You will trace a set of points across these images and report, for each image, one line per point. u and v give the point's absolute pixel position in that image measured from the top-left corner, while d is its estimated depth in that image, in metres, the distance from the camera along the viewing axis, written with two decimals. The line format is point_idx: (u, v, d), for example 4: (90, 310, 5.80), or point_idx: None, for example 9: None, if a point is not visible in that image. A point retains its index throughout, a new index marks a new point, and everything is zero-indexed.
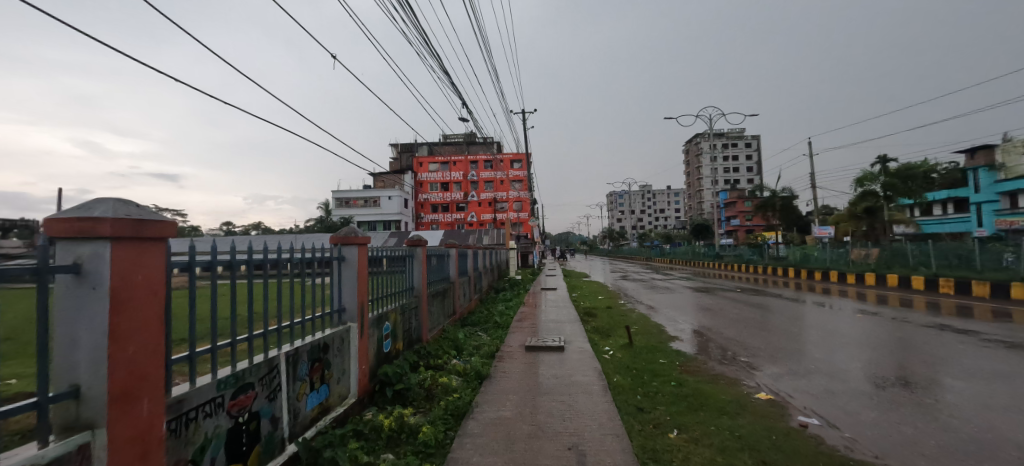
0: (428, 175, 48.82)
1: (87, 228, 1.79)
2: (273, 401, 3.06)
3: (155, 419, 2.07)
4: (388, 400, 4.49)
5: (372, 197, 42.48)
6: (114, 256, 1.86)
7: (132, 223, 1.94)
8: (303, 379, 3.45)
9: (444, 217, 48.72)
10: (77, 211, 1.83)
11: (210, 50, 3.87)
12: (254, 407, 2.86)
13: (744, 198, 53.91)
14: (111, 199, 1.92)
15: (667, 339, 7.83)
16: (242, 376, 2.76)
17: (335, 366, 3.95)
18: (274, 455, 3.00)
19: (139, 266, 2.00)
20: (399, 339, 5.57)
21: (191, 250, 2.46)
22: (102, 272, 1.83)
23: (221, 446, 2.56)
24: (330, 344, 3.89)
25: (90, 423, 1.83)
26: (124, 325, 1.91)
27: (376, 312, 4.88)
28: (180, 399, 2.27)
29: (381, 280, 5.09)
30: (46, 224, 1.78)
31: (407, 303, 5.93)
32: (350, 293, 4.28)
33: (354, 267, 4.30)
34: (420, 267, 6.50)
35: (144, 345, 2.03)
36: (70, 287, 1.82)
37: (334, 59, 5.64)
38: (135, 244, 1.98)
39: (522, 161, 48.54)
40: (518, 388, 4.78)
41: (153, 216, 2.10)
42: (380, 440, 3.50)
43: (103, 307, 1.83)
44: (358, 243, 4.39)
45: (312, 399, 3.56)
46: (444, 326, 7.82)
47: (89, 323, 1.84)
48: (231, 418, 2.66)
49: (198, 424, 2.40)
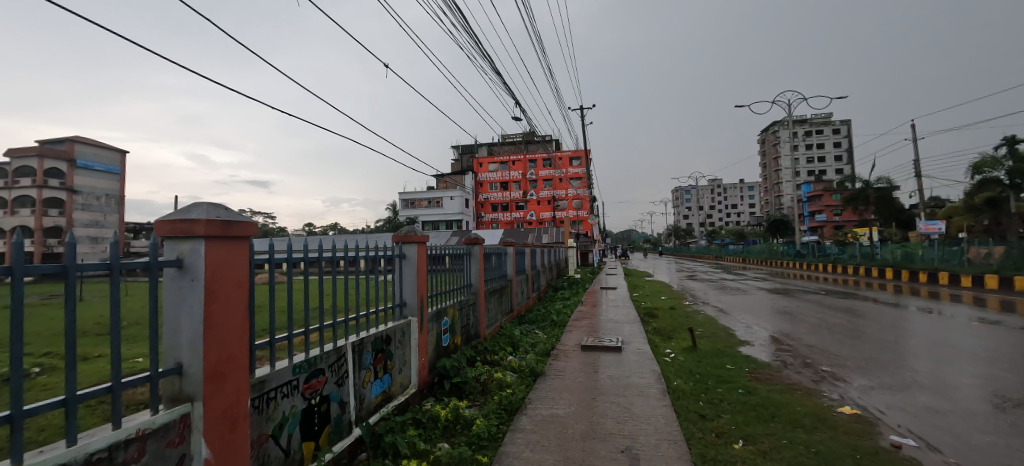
0: (487, 175, 49.85)
1: (186, 229, 2.09)
2: (341, 386, 3.32)
3: (241, 396, 2.36)
4: (445, 392, 4.69)
5: (435, 198, 44.28)
6: (207, 252, 2.14)
7: (221, 225, 2.22)
8: (367, 367, 3.71)
9: (504, 215, 49.47)
10: (179, 214, 2.13)
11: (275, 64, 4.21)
12: (325, 391, 3.13)
13: (831, 190, 48.55)
14: (204, 203, 2.20)
15: (736, 344, 7.30)
16: (314, 362, 3.03)
17: (397, 357, 4.20)
18: (342, 436, 3.28)
19: (229, 261, 2.29)
20: (458, 334, 5.77)
21: (272, 247, 2.75)
22: (198, 267, 2.12)
23: (296, 424, 2.85)
24: (392, 337, 4.12)
25: (191, 397, 2.13)
26: (216, 314, 2.19)
27: (435, 307, 5.10)
28: (263, 380, 2.56)
29: (440, 277, 5.30)
30: (155, 225, 2.09)
31: (464, 300, 6.11)
32: (411, 289, 4.51)
33: (414, 264, 4.52)
34: (478, 265, 6.64)
35: (233, 330, 2.31)
36: (174, 280, 2.13)
37: (389, 66, 5.91)
38: (225, 241, 2.26)
39: (581, 158, 47.76)
40: (573, 387, 4.72)
41: (239, 218, 2.37)
42: (437, 429, 3.66)
43: (200, 297, 2.12)
44: (418, 242, 4.61)
45: (376, 387, 3.81)
46: (501, 322, 7.96)
47: (188, 310, 2.12)
48: (305, 399, 2.93)
49: (277, 403, 2.69)
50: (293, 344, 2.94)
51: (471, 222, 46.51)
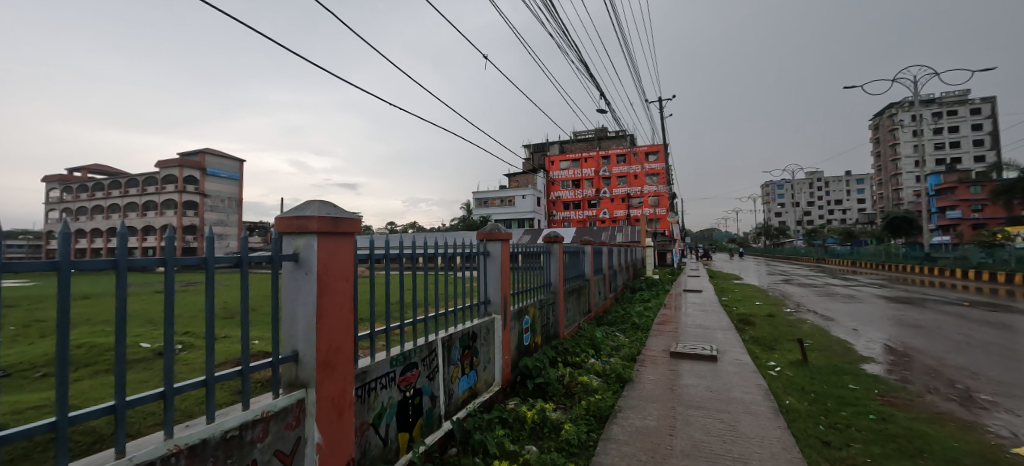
0: (559, 173, 49.50)
1: (302, 225, 2.22)
2: (432, 380, 3.38)
3: (347, 385, 2.46)
4: (529, 392, 4.61)
5: (508, 196, 44.94)
6: (319, 248, 2.25)
7: (332, 222, 2.32)
8: (455, 363, 3.75)
9: (576, 214, 48.74)
10: (296, 210, 2.27)
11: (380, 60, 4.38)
12: (418, 384, 3.20)
13: (970, 182, 40.73)
14: (317, 201, 2.31)
15: (857, 359, 6.32)
16: (409, 355, 3.10)
17: (482, 354, 4.21)
18: (433, 429, 3.34)
19: (337, 256, 2.39)
20: (538, 333, 5.69)
21: (372, 243, 2.85)
22: (312, 261, 2.23)
23: (393, 414, 2.93)
24: (477, 334, 4.14)
25: (305, 384, 2.26)
26: (327, 305, 2.30)
27: (516, 306, 5.07)
28: (365, 370, 2.66)
29: (520, 275, 5.25)
30: (277, 221, 2.24)
31: (545, 299, 6.02)
32: (495, 287, 4.48)
33: (498, 262, 4.49)
34: (558, 263, 6.51)
35: (341, 322, 2.42)
36: (292, 273, 2.27)
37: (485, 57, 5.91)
38: (334, 237, 2.36)
39: (659, 152, 45.36)
40: (665, 397, 4.40)
41: (348, 214, 2.46)
42: (524, 431, 3.59)
43: (313, 289, 2.23)
44: (502, 239, 4.57)
45: (463, 383, 3.85)
46: (580, 322, 7.75)
47: (303, 301, 2.25)
48: (401, 391, 3.02)
49: (377, 393, 2.78)
50: (390, 336, 3.04)
51: (542, 220, 46.53)
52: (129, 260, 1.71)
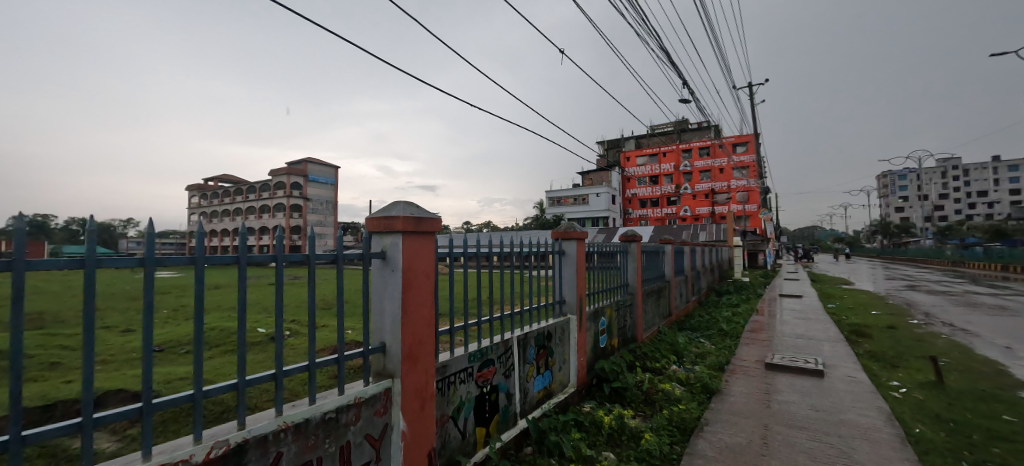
0: (635, 170, 47.54)
1: (389, 225, 2.36)
2: (508, 378, 3.41)
3: (428, 378, 2.56)
4: (605, 396, 4.47)
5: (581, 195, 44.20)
6: (404, 246, 2.38)
7: (415, 222, 2.44)
8: (531, 362, 3.74)
9: (653, 212, 46.47)
10: (383, 211, 2.41)
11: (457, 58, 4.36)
12: (494, 381, 3.25)
13: None
14: (401, 202, 2.43)
15: (1016, 385, 5.17)
16: (485, 352, 3.16)
17: (557, 355, 4.16)
18: (509, 426, 3.37)
19: (421, 254, 2.51)
20: (615, 336, 5.50)
21: (452, 242, 2.94)
22: (397, 259, 2.36)
23: (471, 409, 3.01)
24: (553, 333, 4.10)
25: (391, 374, 2.40)
26: (411, 301, 2.42)
27: (592, 306, 4.94)
28: (445, 365, 2.76)
29: (596, 275, 5.10)
30: (367, 221, 2.41)
31: (622, 300, 5.79)
32: (571, 287, 4.41)
33: (574, 261, 4.40)
34: (635, 263, 6.22)
35: (424, 317, 2.53)
36: (380, 270, 2.42)
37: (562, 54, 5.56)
38: (416, 236, 2.48)
39: (748, 143, 41.45)
40: (760, 413, 3.97)
41: (431, 214, 2.56)
42: (601, 436, 3.48)
43: (399, 286, 2.36)
44: (577, 238, 4.47)
45: (538, 382, 3.84)
46: (660, 326, 7.35)
47: (390, 296, 2.39)
48: (478, 387, 3.09)
49: (456, 387, 2.87)
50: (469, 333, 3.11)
51: (617, 219, 45.08)
52: (248, 256, 1.94)
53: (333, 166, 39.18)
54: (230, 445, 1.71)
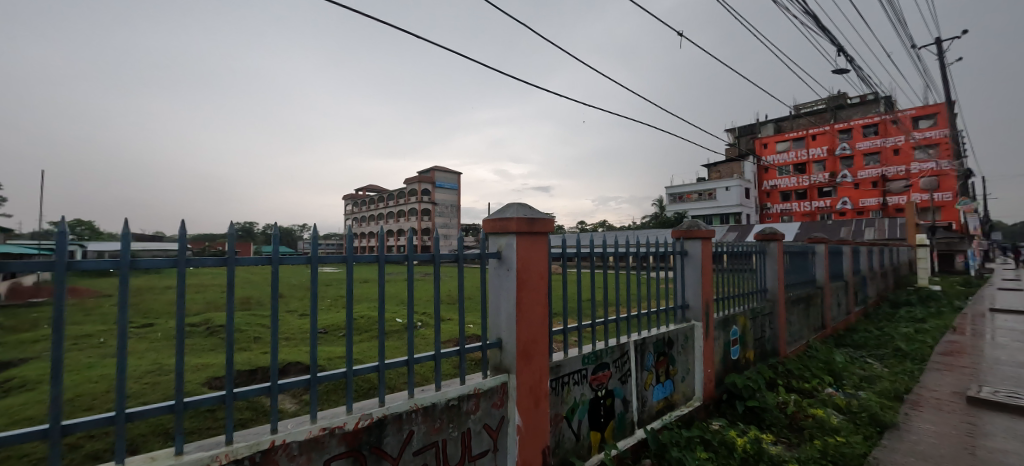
0: (774, 158, 41.44)
1: (504, 226, 2.46)
2: (625, 384, 3.27)
3: (542, 376, 2.59)
4: (738, 416, 3.97)
5: (707, 189, 40.21)
6: (518, 246, 2.45)
7: (528, 223, 2.49)
8: (650, 370, 3.53)
9: (799, 206, 39.87)
10: (498, 213, 2.52)
11: (569, 57, 4.25)
12: (610, 385, 3.14)
13: None
14: (515, 203, 2.51)
15: None
16: (600, 355, 3.07)
17: (679, 364, 3.85)
18: (625, 434, 3.22)
19: (534, 254, 2.55)
20: (750, 348, 4.86)
21: (564, 242, 2.92)
22: (512, 258, 2.45)
23: (586, 412, 2.95)
24: (674, 340, 3.80)
25: (507, 369, 2.49)
26: (525, 300, 2.49)
27: (721, 313, 4.44)
28: (558, 365, 2.76)
29: (726, 278, 4.57)
30: (484, 223, 2.54)
31: (759, 308, 5.07)
32: (695, 291, 4.03)
33: (698, 262, 4.01)
34: (776, 266, 5.40)
35: (538, 315, 2.57)
36: (496, 269, 2.53)
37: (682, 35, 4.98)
38: (530, 236, 2.52)
39: (939, 115, 32.75)
40: (959, 461, 3.09)
41: (544, 214, 2.59)
42: (733, 460, 3.10)
43: (514, 285, 2.45)
44: (703, 238, 4.04)
45: (658, 392, 3.60)
46: (809, 339, 6.26)
47: (506, 294, 2.49)
48: (593, 390, 3.02)
49: (569, 388, 2.85)
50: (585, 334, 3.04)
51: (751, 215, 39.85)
52: (386, 255, 2.19)
53: (456, 172, 42.60)
54: (374, 418, 2.00)
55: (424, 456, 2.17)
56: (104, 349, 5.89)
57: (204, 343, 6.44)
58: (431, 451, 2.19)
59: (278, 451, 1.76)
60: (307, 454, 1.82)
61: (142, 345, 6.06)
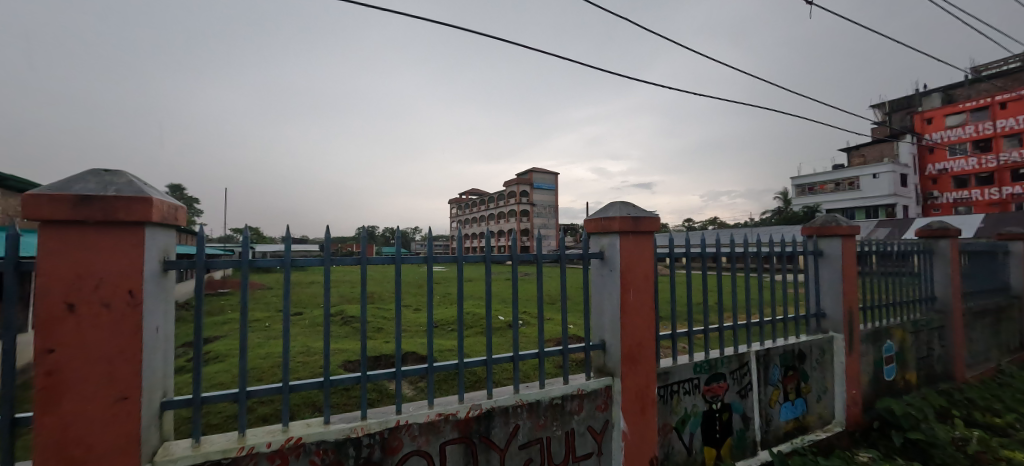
0: (942, 136, 33.61)
1: (607, 226, 2.41)
2: (745, 399, 2.96)
3: (649, 383, 2.47)
4: (894, 449, 3.31)
5: (845, 178, 34.26)
6: (622, 246, 2.39)
7: (633, 222, 2.40)
8: (775, 385, 3.14)
9: (982, 194, 31.71)
10: (600, 213, 2.47)
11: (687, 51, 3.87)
12: (726, 399, 2.87)
13: None
14: (618, 202, 2.44)
15: None
16: (715, 364, 2.82)
17: (813, 381, 3.35)
18: (746, 454, 2.91)
19: (640, 255, 2.45)
20: (910, 369, 4.02)
21: (672, 242, 2.74)
22: (615, 259, 2.39)
23: (698, 425, 2.74)
24: (807, 354, 3.32)
25: (611, 372, 2.44)
26: (631, 302, 2.40)
27: (870, 325, 3.75)
28: (667, 371, 2.61)
29: (875, 284, 3.86)
30: (586, 223, 2.53)
31: (924, 321, 4.16)
32: (834, 297, 3.47)
33: (838, 265, 3.43)
34: (949, 269, 4.38)
35: (645, 318, 2.45)
36: (599, 269, 2.49)
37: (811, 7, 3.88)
38: (634, 236, 2.43)
39: None
40: None
41: (650, 213, 2.46)
42: None
43: (618, 286, 2.38)
44: (845, 236, 3.42)
45: (786, 411, 3.18)
46: (1001, 363, 4.96)
47: (610, 296, 2.43)
48: (706, 402, 2.79)
49: (679, 398, 2.67)
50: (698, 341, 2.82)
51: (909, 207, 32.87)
52: (492, 255, 2.29)
53: (553, 172, 42.87)
54: (482, 409, 2.12)
55: (530, 451, 2.23)
56: (270, 331, 7.21)
57: (340, 330, 7.48)
58: (537, 446, 2.25)
59: (402, 430, 1.97)
60: (425, 435, 2.01)
61: (297, 329, 7.27)
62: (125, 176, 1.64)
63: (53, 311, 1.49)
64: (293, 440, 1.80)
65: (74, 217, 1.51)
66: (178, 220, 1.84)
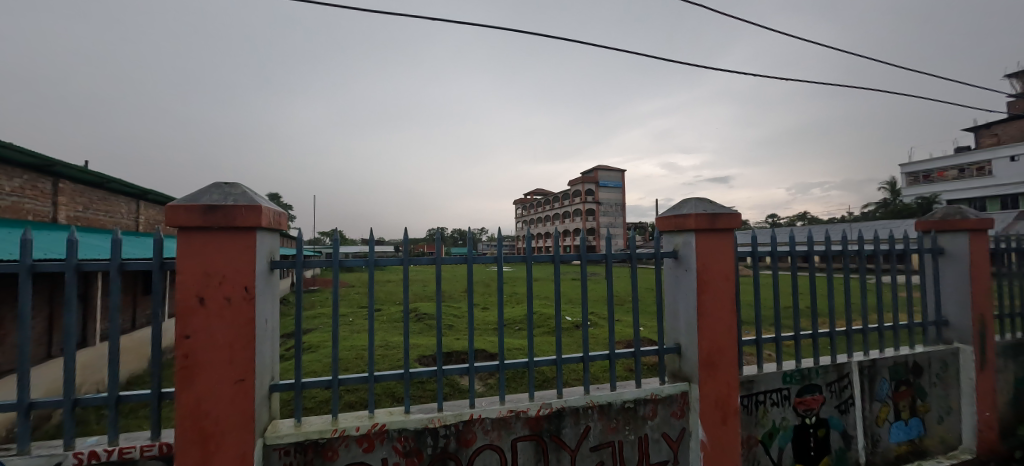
0: None
1: (680, 223, 2.30)
2: (845, 414, 2.65)
3: (732, 391, 2.30)
4: None
5: (973, 163, 29.18)
6: (698, 245, 2.26)
7: (710, 219, 2.26)
8: (883, 401, 2.77)
9: None
10: (673, 210, 2.37)
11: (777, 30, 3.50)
12: (822, 413, 2.60)
13: None
14: (693, 198, 2.33)
15: None
16: (808, 375, 2.57)
17: (932, 399, 2.91)
18: None
19: (719, 254, 2.29)
20: None
21: (755, 240, 2.51)
22: (691, 258, 2.27)
23: (789, 439, 2.51)
24: (923, 367, 2.90)
25: (688, 377, 2.32)
26: (708, 304, 2.26)
27: (1009, 336, 3.17)
28: (750, 380, 2.43)
29: (1016, 288, 3.25)
30: (657, 221, 2.44)
31: None
32: (960, 303, 2.97)
33: (966, 265, 2.93)
34: None
35: (726, 322, 2.29)
36: (673, 269, 2.39)
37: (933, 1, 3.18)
38: (712, 234, 2.28)
39: None
40: None
41: (729, 209, 2.30)
42: None
43: (693, 287, 2.26)
44: (972, 230, 2.91)
45: (898, 431, 2.80)
46: None
47: (685, 297, 2.32)
48: (798, 416, 2.54)
49: (766, 409, 2.47)
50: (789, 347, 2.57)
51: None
52: (560, 255, 2.28)
53: (619, 169, 41.60)
54: (553, 408, 2.13)
55: (601, 453, 2.20)
56: (355, 326, 7.85)
57: (415, 326, 7.93)
58: (608, 449, 2.20)
59: (476, 424, 2.05)
60: (497, 430, 2.07)
61: (377, 324, 7.83)
62: (239, 187, 1.89)
63: (188, 303, 1.76)
64: (378, 426, 1.96)
65: (202, 223, 1.77)
66: (281, 225, 2.07)
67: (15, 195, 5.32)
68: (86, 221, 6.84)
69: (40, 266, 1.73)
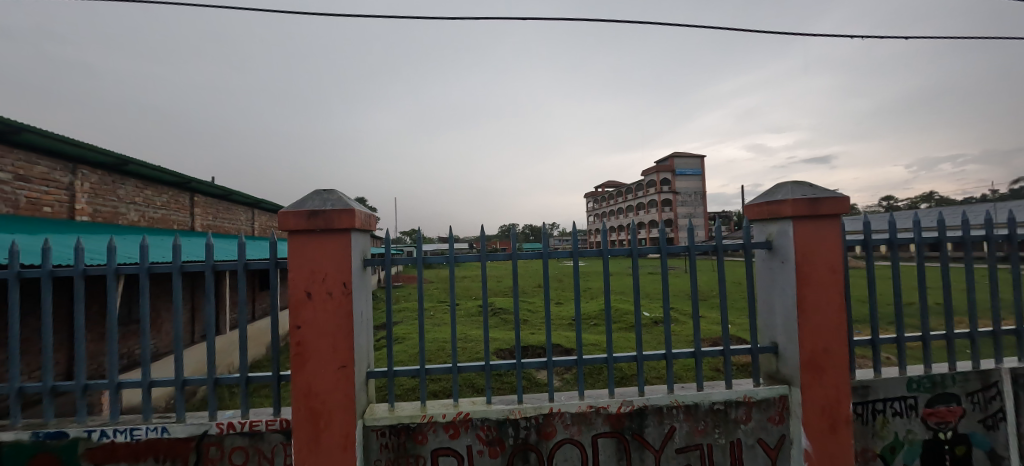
0: None
1: (774, 211, 2.10)
2: (993, 431, 2.23)
3: (843, 397, 2.05)
4: None
5: None
6: (796, 233, 2.05)
7: (810, 205, 2.03)
8: None
9: None
10: (766, 197, 2.17)
11: None
12: (962, 428, 2.21)
13: None
14: (789, 182, 2.11)
15: None
16: (942, 382, 2.20)
17: None
18: None
19: (824, 243, 2.04)
20: None
21: (868, 226, 2.20)
22: (788, 248, 2.07)
23: (917, 456, 2.18)
24: None
25: (787, 380, 2.12)
26: (810, 299, 2.03)
27: None
28: (865, 385, 2.15)
29: None
30: (747, 209, 2.24)
31: None
32: None
33: None
34: None
35: (834, 320, 2.04)
36: (767, 261, 2.21)
37: None
38: (814, 222, 2.05)
39: None
40: None
41: (833, 192, 2.04)
42: None
43: (792, 280, 2.05)
44: None
45: None
46: None
47: (782, 291, 2.12)
48: (929, 429, 2.19)
49: (886, 420, 2.17)
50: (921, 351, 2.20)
51: None
52: (638, 248, 2.19)
53: (698, 156, 38.89)
54: (634, 406, 2.07)
55: (688, 456, 2.09)
56: (438, 319, 8.31)
57: (493, 321, 8.17)
58: (696, 452, 2.09)
59: (556, 417, 2.06)
60: (578, 425, 2.06)
61: (457, 319, 8.20)
62: (335, 192, 2.09)
63: (298, 297, 1.99)
64: (462, 415, 2.06)
65: (307, 226, 1.98)
66: (371, 226, 2.25)
67: (164, 208, 6.42)
68: (216, 227, 8.04)
69: (188, 266, 2.06)
